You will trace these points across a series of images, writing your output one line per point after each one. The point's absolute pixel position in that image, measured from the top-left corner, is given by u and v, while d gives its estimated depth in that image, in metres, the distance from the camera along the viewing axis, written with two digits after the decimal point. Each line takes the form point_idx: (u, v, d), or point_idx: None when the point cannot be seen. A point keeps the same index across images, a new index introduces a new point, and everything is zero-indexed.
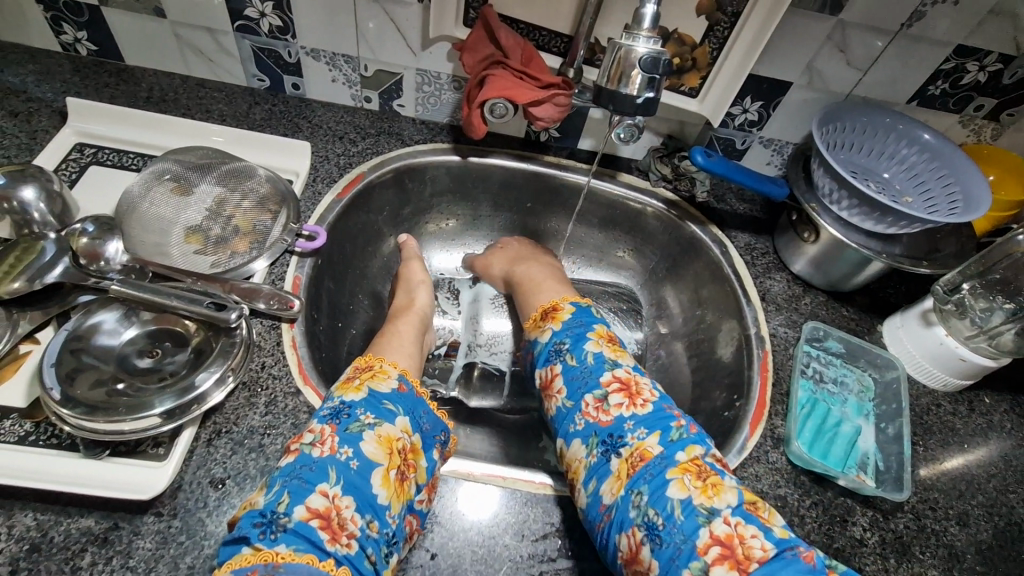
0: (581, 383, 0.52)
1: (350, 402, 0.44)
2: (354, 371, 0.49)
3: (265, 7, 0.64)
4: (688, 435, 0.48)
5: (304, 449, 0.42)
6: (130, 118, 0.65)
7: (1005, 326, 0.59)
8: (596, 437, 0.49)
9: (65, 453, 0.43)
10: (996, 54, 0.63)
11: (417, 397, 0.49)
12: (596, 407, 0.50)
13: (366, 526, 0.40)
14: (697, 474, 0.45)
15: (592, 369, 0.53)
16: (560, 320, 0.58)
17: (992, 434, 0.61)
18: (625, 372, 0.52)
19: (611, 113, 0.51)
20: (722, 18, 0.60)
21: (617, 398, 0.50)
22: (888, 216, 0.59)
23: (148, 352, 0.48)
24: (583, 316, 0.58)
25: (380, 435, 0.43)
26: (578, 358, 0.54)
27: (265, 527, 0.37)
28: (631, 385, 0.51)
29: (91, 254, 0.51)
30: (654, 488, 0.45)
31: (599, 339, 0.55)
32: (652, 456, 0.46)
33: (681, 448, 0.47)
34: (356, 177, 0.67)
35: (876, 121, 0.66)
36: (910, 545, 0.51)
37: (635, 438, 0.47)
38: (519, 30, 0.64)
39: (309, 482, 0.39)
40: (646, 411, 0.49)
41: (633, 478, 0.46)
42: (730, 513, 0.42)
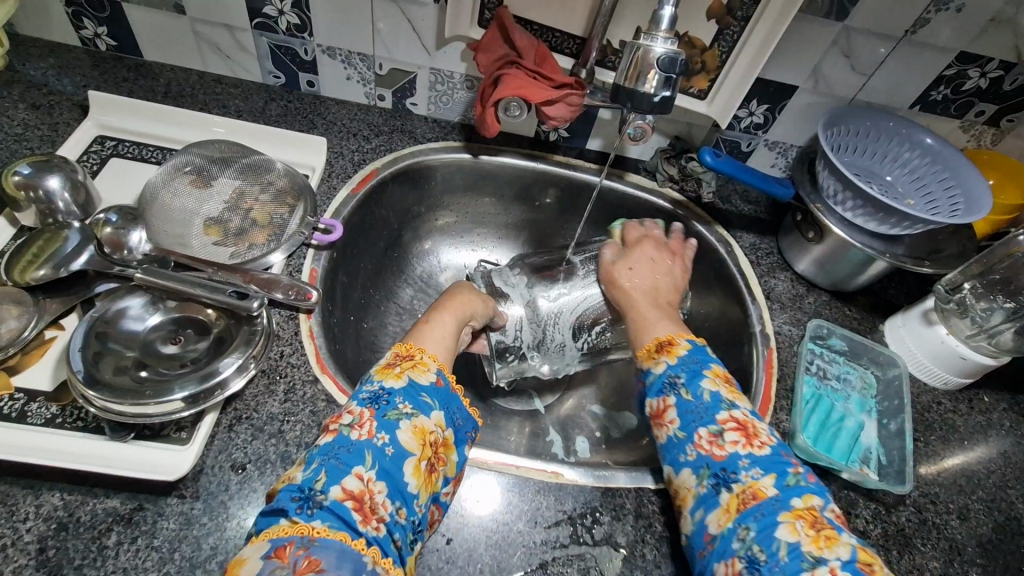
0: (695, 417, 0.46)
1: (390, 389, 0.44)
2: (393, 357, 0.48)
3: (284, 6, 0.66)
4: (807, 483, 0.41)
5: (342, 430, 0.42)
6: (149, 112, 0.66)
7: (1004, 326, 0.60)
8: (707, 469, 0.43)
9: (91, 435, 0.44)
10: (997, 61, 0.64)
11: (452, 393, 0.48)
12: (709, 441, 0.44)
13: (396, 512, 0.39)
14: (811, 523, 0.38)
15: (709, 407, 0.46)
16: (676, 354, 0.51)
17: (991, 431, 0.62)
18: (743, 413, 0.46)
19: (627, 111, 0.52)
20: (732, 22, 0.62)
21: (734, 436, 0.44)
22: (891, 216, 0.61)
23: (172, 339, 0.50)
24: (700, 354, 0.51)
25: (415, 425, 0.43)
26: (694, 394, 0.47)
27: (303, 502, 0.37)
28: (748, 426, 0.45)
29: (115, 243, 0.54)
30: (761, 527, 0.39)
31: (716, 378, 0.48)
32: (766, 497, 0.40)
33: (797, 493, 0.40)
34: (370, 172, 0.69)
35: (880, 125, 0.68)
36: (912, 537, 0.52)
37: (748, 477, 0.41)
38: (532, 32, 0.66)
39: (346, 463, 0.39)
40: (764, 452, 0.43)
41: (742, 516, 0.40)
42: (840, 567, 0.36)
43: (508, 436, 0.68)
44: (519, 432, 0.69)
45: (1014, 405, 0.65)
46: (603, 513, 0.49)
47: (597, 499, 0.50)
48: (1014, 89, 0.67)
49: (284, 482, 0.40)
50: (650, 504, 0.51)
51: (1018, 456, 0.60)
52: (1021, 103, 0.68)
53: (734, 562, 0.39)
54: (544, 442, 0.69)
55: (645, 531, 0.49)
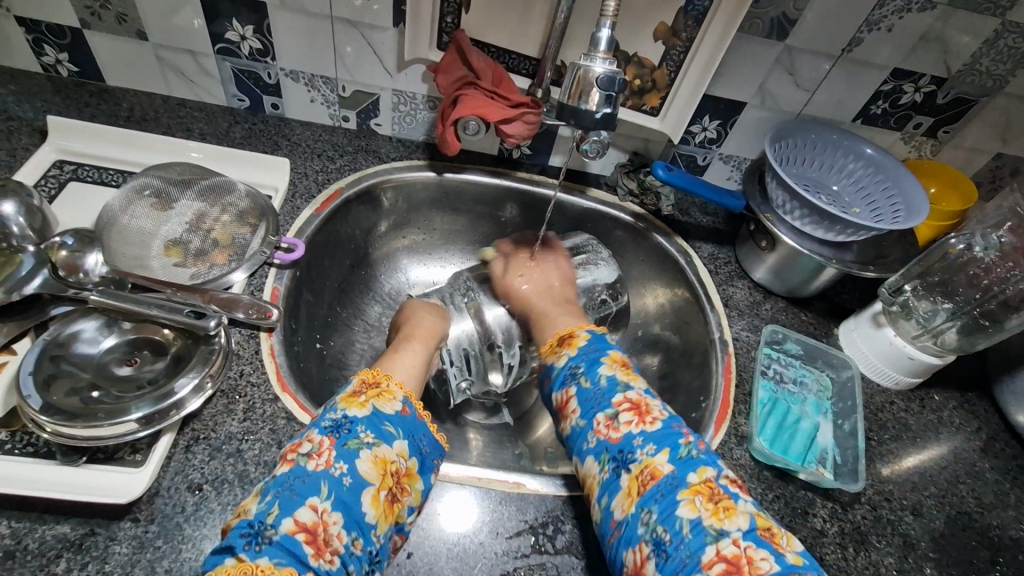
0: (595, 403, 0.49)
1: (352, 417, 0.44)
2: (360, 385, 0.48)
3: (246, 31, 0.67)
4: (699, 454, 0.44)
5: (300, 460, 0.41)
6: (110, 137, 0.66)
7: (948, 324, 0.62)
8: (607, 453, 0.46)
9: (42, 461, 0.43)
10: (929, 76, 0.68)
11: (418, 420, 0.48)
12: (606, 425, 0.47)
13: (351, 544, 0.39)
14: (709, 497, 0.41)
15: (605, 391, 0.50)
16: (576, 346, 0.56)
17: (942, 429, 0.64)
18: (636, 394, 0.49)
19: (574, 129, 0.54)
20: (678, 43, 0.65)
21: (627, 416, 0.47)
22: (836, 224, 0.63)
23: (127, 361, 0.50)
24: (599, 343, 0.55)
25: (376, 455, 0.43)
26: (592, 380, 0.51)
27: (251, 538, 0.37)
28: (641, 404, 0.48)
29: (70, 266, 0.52)
30: (663, 508, 0.41)
31: (613, 364, 0.52)
32: (662, 475, 0.42)
33: (691, 468, 0.43)
34: (334, 192, 0.70)
35: (825, 137, 0.71)
36: (868, 534, 0.54)
37: (644, 455, 0.44)
38: (490, 54, 0.68)
39: (300, 495, 0.39)
40: (656, 428, 0.46)
41: (643, 498, 0.42)
42: (741, 536, 0.38)
43: (476, 448, 0.68)
44: (487, 445, 0.69)
45: (963, 403, 0.67)
46: (565, 522, 0.50)
47: (559, 508, 0.50)
48: (947, 103, 0.71)
49: (238, 516, 0.39)
50: None
51: (968, 452, 0.62)
52: (956, 116, 0.72)
53: (641, 546, 0.41)
54: (512, 455, 0.69)
55: None
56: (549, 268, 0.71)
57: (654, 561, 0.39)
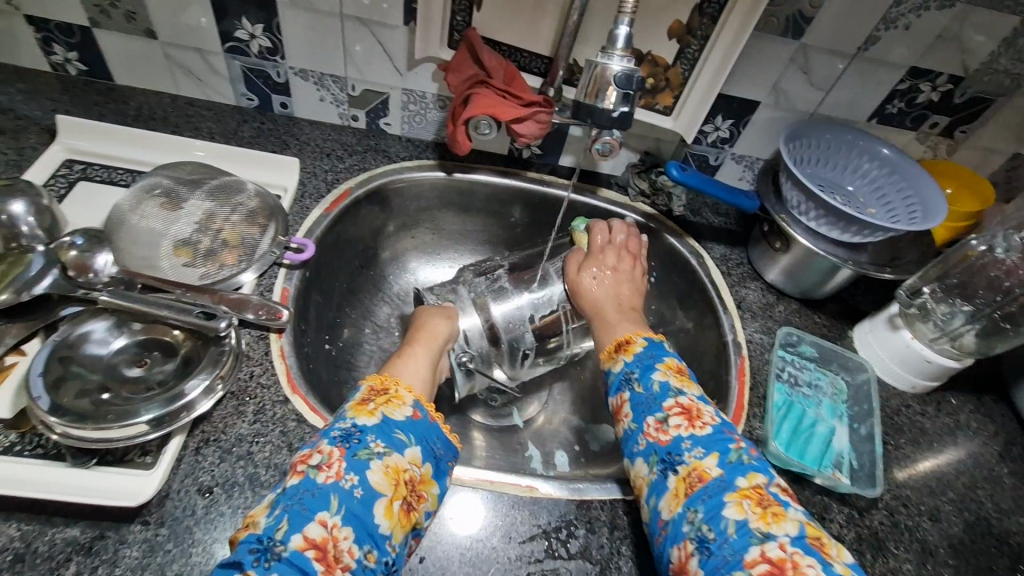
0: (646, 407, 0.49)
1: (362, 426, 0.44)
2: (369, 392, 0.48)
3: (255, 30, 0.67)
4: (749, 461, 0.44)
5: (309, 472, 0.41)
6: (120, 136, 0.66)
7: (966, 327, 0.61)
8: (656, 455, 0.46)
9: (51, 462, 0.43)
10: (946, 75, 0.67)
11: (430, 424, 0.48)
12: (655, 428, 0.47)
13: (364, 557, 0.38)
14: (757, 501, 0.40)
15: (656, 396, 0.49)
16: (633, 351, 0.54)
17: (959, 433, 0.63)
18: (689, 399, 0.49)
19: (589, 127, 0.53)
20: (692, 41, 0.64)
21: (677, 420, 0.47)
22: (852, 225, 0.63)
23: (137, 362, 0.49)
24: (655, 349, 0.54)
25: (387, 465, 0.42)
26: (644, 385, 0.50)
27: (260, 554, 0.36)
28: (692, 409, 0.47)
29: (80, 266, 0.52)
30: (709, 509, 0.41)
31: (669, 371, 0.51)
32: (711, 479, 0.42)
33: (741, 473, 0.42)
34: (343, 192, 0.69)
35: (840, 137, 0.70)
36: (885, 540, 0.53)
37: (692, 458, 0.44)
38: (501, 52, 0.67)
39: (309, 509, 0.38)
40: (705, 432, 0.45)
41: (691, 500, 0.42)
42: (789, 542, 0.38)
43: (485, 450, 0.68)
44: (497, 447, 0.68)
45: (980, 407, 0.66)
46: (579, 526, 0.49)
47: (572, 513, 0.50)
48: (964, 102, 0.70)
49: (246, 529, 0.39)
50: (625, 516, 0.51)
51: (985, 457, 0.61)
52: (972, 115, 0.71)
53: (685, 543, 0.40)
54: (522, 457, 0.68)
55: (621, 542, 0.49)
56: (614, 254, 0.67)
57: (697, 557, 0.39)
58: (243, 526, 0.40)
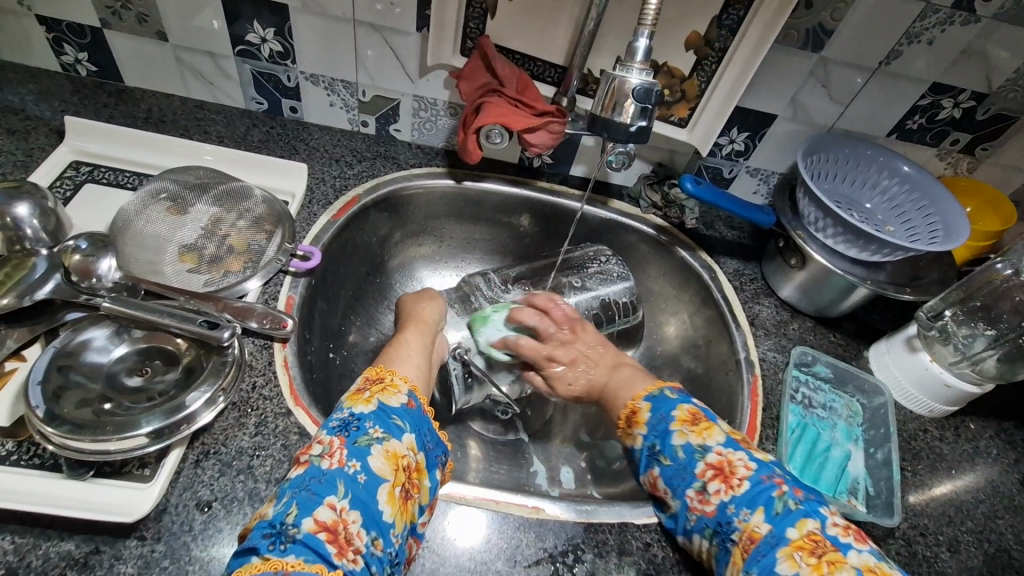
0: (680, 480, 0.47)
1: (360, 415, 0.43)
2: (364, 382, 0.46)
3: (267, 34, 0.66)
4: (796, 505, 0.42)
5: (313, 460, 0.40)
6: (129, 139, 0.65)
7: (987, 351, 0.60)
8: (710, 529, 0.44)
9: (48, 473, 0.42)
10: (969, 91, 0.66)
11: (424, 415, 0.46)
12: (699, 500, 0.45)
13: (372, 543, 0.37)
14: (811, 551, 0.39)
15: (686, 465, 0.47)
16: (643, 422, 0.51)
17: (979, 460, 0.61)
18: (716, 455, 0.46)
19: (605, 140, 0.52)
20: (709, 53, 0.63)
21: (714, 485, 0.45)
22: (872, 243, 0.61)
23: (138, 371, 0.48)
24: (663, 408, 0.50)
25: (388, 450, 0.41)
26: (670, 457, 0.48)
27: (275, 538, 0.35)
28: (725, 467, 0.45)
29: (83, 270, 0.51)
30: (763, 568, 0.40)
31: (683, 427, 0.48)
32: (761, 538, 0.41)
33: (790, 523, 0.41)
34: (352, 199, 0.68)
35: (859, 152, 0.69)
36: (902, 572, 0.51)
37: (741, 522, 0.43)
38: (514, 60, 0.66)
39: (318, 494, 0.37)
40: (744, 490, 0.44)
41: (748, 563, 0.41)
42: None
43: (490, 465, 0.66)
44: (501, 462, 0.67)
45: (1000, 432, 0.64)
46: (585, 550, 0.48)
47: (579, 536, 0.48)
48: (986, 119, 0.69)
49: (257, 518, 0.38)
50: (634, 540, 0.49)
51: (1006, 485, 0.60)
52: (995, 133, 0.70)
53: None
54: (527, 473, 0.67)
55: (629, 568, 0.47)
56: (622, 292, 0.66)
57: None
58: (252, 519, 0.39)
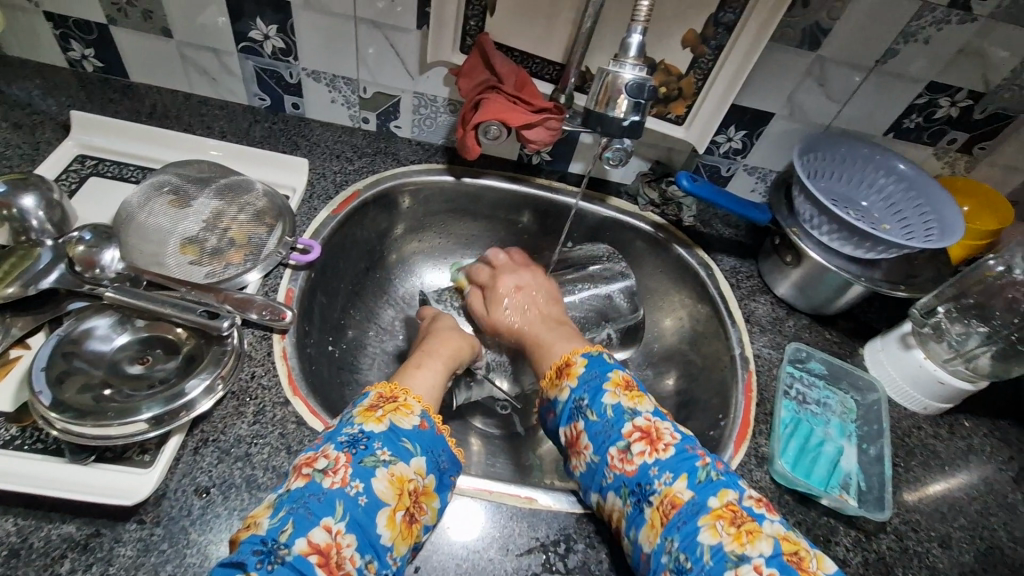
0: (604, 437, 0.48)
1: (369, 433, 0.43)
2: (377, 399, 0.47)
3: (269, 30, 0.67)
4: (717, 477, 0.45)
5: (315, 476, 0.40)
6: (133, 133, 0.67)
7: (981, 349, 0.60)
8: (626, 487, 0.46)
9: (50, 458, 0.43)
10: (966, 91, 0.66)
11: (437, 435, 0.47)
12: (620, 458, 0.47)
13: (365, 567, 0.38)
14: (731, 521, 0.41)
15: (613, 423, 0.49)
16: (575, 375, 0.53)
17: (972, 457, 0.62)
18: (645, 419, 0.48)
19: (599, 135, 0.53)
20: (706, 51, 0.63)
21: (638, 446, 0.47)
22: (867, 241, 0.61)
23: (139, 359, 0.49)
24: (598, 367, 0.53)
25: (392, 473, 0.41)
26: (597, 412, 0.50)
27: (264, 556, 0.36)
28: (652, 432, 0.47)
29: (87, 261, 0.52)
30: (684, 536, 0.41)
31: (616, 389, 0.51)
32: (682, 503, 0.43)
33: (711, 492, 0.43)
34: (352, 194, 0.69)
35: (855, 151, 0.69)
36: (893, 566, 0.51)
37: (662, 485, 0.44)
38: (513, 58, 0.67)
39: (315, 514, 0.38)
40: (669, 455, 0.46)
41: (666, 528, 0.42)
42: (763, 562, 0.39)
43: (486, 458, 0.67)
44: (498, 456, 0.68)
45: (995, 431, 0.65)
46: (577, 541, 0.48)
47: (572, 526, 0.49)
48: (984, 119, 0.69)
49: (248, 529, 0.38)
50: None
51: (999, 482, 0.60)
52: (993, 132, 0.70)
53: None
54: (523, 466, 0.68)
55: (621, 558, 0.48)
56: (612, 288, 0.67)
57: None
58: (242, 527, 0.39)
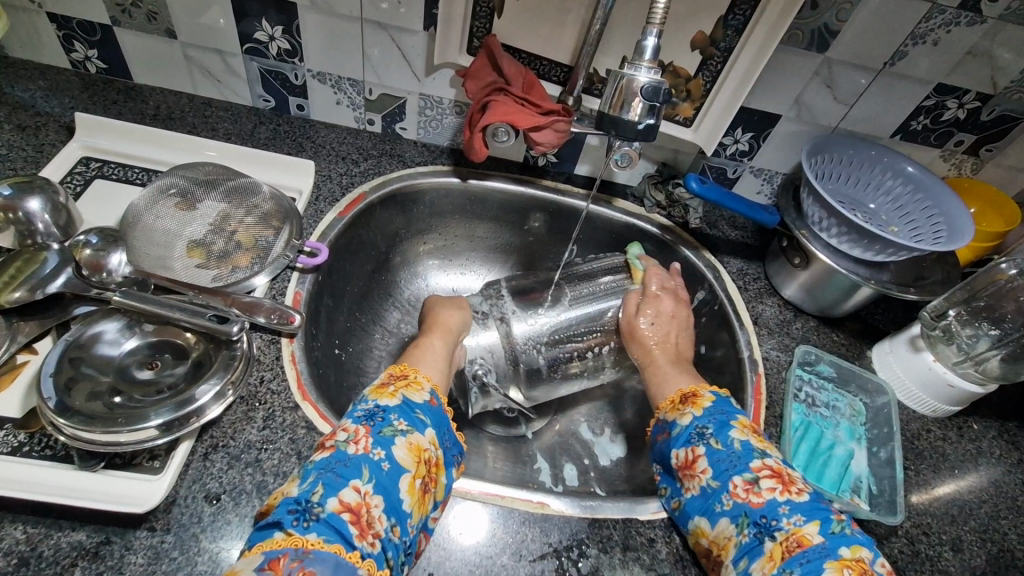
0: (729, 466, 0.46)
1: (385, 406, 0.43)
2: (387, 377, 0.47)
3: (275, 32, 0.67)
4: (853, 533, 0.42)
5: (339, 445, 0.40)
6: (138, 135, 0.66)
7: (990, 351, 0.60)
8: (746, 517, 0.43)
9: (59, 464, 0.42)
10: (974, 92, 0.66)
11: (443, 413, 0.47)
12: (745, 488, 0.45)
13: (391, 529, 0.37)
14: (859, 572, 0.38)
15: (742, 455, 0.47)
16: (702, 406, 0.52)
17: (981, 460, 0.61)
18: (775, 462, 0.46)
19: (612, 139, 0.52)
20: (715, 53, 0.63)
21: (769, 482, 0.44)
22: (876, 244, 0.61)
23: (147, 364, 0.49)
24: (725, 406, 0.52)
25: (411, 442, 0.41)
26: (723, 441, 0.48)
27: (299, 514, 0.36)
28: (784, 474, 0.45)
29: (94, 265, 0.51)
30: (807, 571, 0.39)
31: (743, 427, 0.49)
32: (811, 544, 0.40)
33: (844, 542, 0.41)
34: (358, 197, 0.69)
35: (863, 153, 0.69)
36: (905, 570, 0.51)
37: (790, 523, 0.42)
38: (520, 60, 0.67)
39: (342, 477, 0.38)
40: (801, 499, 0.43)
41: (788, 562, 0.40)
42: None
43: (494, 462, 0.67)
44: (505, 459, 0.67)
45: (1003, 433, 0.65)
46: (590, 546, 0.48)
47: (584, 531, 0.49)
48: (991, 120, 0.69)
49: (279, 496, 0.38)
50: (638, 536, 0.49)
51: (1009, 485, 0.60)
52: (999, 134, 0.70)
53: None
54: (531, 470, 0.67)
55: (633, 563, 0.48)
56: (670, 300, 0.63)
57: None
58: (273, 496, 0.39)
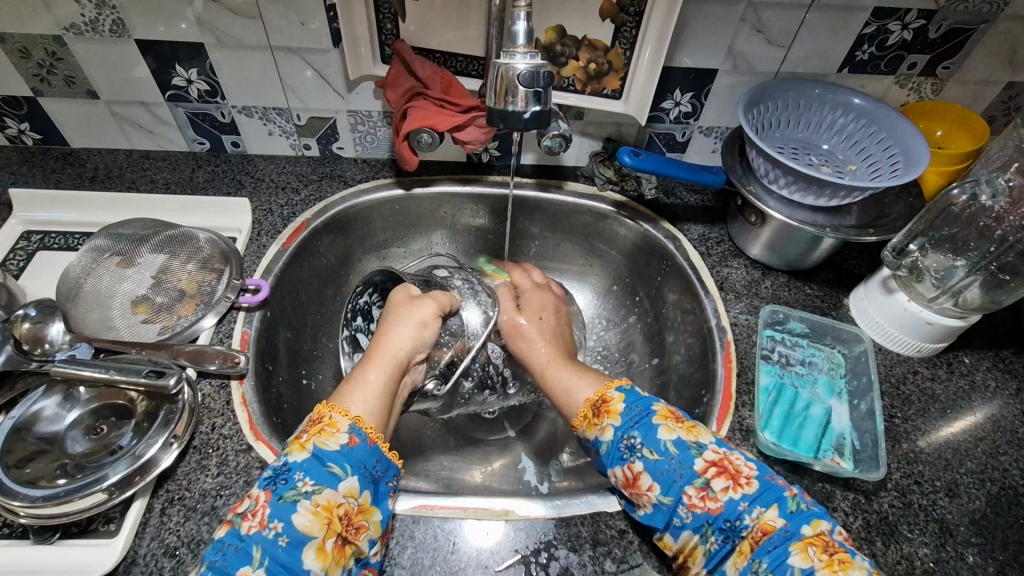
0: (675, 476, 0.45)
1: (292, 463, 0.42)
2: (306, 425, 0.46)
3: (191, 75, 0.66)
4: (808, 507, 0.43)
5: (235, 521, 0.41)
6: (78, 201, 0.67)
7: (967, 281, 0.58)
8: (710, 525, 0.43)
9: (17, 542, 0.43)
10: (915, 11, 0.62)
11: (371, 447, 0.45)
12: (699, 496, 0.44)
13: None
14: (822, 548, 0.40)
15: (682, 459, 0.46)
16: (617, 413, 0.50)
17: (976, 395, 0.58)
18: (714, 452, 0.46)
19: (505, 130, 0.51)
20: (627, 19, 0.60)
21: (720, 482, 0.44)
22: (826, 189, 0.58)
23: (94, 430, 0.50)
24: (640, 403, 0.50)
25: (317, 505, 0.41)
26: (658, 451, 0.46)
27: None
28: (727, 465, 0.45)
29: (35, 338, 0.51)
30: (774, 558, 0.40)
31: (667, 421, 0.48)
32: (775, 530, 0.41)
33: (804, 520, 0.42)
34: (301, 225, 0.68)
35: (806, 94, 0.66)
36: (897, 525, 0.49)
37: (753, 518, 0.42)
38: (435, 60, 0.66)
39: (233, 563, 0.38)
40: (755, 489, 0.43)
41: (757, 553, 0.41)
42: None
43: (478, 468, 0.65)
44: (488, 463, 0.66)
45: (998, 362, 0.61)
46: (559, 547, 0.47)
47: (551, 532, 0.48)
48: (941, 36, 0.64)
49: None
50: (608, 529, 0.48)
51: (1007, 418, 0.57)
52: (953, 49, 0.66)
53: None
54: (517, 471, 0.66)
55: (605, 558, 0.47)
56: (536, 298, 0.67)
57: None
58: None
